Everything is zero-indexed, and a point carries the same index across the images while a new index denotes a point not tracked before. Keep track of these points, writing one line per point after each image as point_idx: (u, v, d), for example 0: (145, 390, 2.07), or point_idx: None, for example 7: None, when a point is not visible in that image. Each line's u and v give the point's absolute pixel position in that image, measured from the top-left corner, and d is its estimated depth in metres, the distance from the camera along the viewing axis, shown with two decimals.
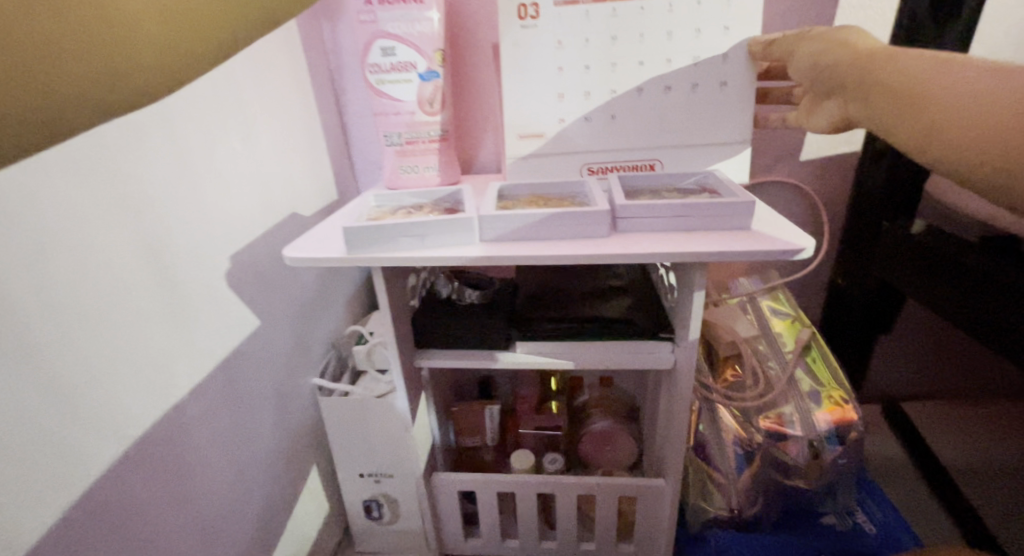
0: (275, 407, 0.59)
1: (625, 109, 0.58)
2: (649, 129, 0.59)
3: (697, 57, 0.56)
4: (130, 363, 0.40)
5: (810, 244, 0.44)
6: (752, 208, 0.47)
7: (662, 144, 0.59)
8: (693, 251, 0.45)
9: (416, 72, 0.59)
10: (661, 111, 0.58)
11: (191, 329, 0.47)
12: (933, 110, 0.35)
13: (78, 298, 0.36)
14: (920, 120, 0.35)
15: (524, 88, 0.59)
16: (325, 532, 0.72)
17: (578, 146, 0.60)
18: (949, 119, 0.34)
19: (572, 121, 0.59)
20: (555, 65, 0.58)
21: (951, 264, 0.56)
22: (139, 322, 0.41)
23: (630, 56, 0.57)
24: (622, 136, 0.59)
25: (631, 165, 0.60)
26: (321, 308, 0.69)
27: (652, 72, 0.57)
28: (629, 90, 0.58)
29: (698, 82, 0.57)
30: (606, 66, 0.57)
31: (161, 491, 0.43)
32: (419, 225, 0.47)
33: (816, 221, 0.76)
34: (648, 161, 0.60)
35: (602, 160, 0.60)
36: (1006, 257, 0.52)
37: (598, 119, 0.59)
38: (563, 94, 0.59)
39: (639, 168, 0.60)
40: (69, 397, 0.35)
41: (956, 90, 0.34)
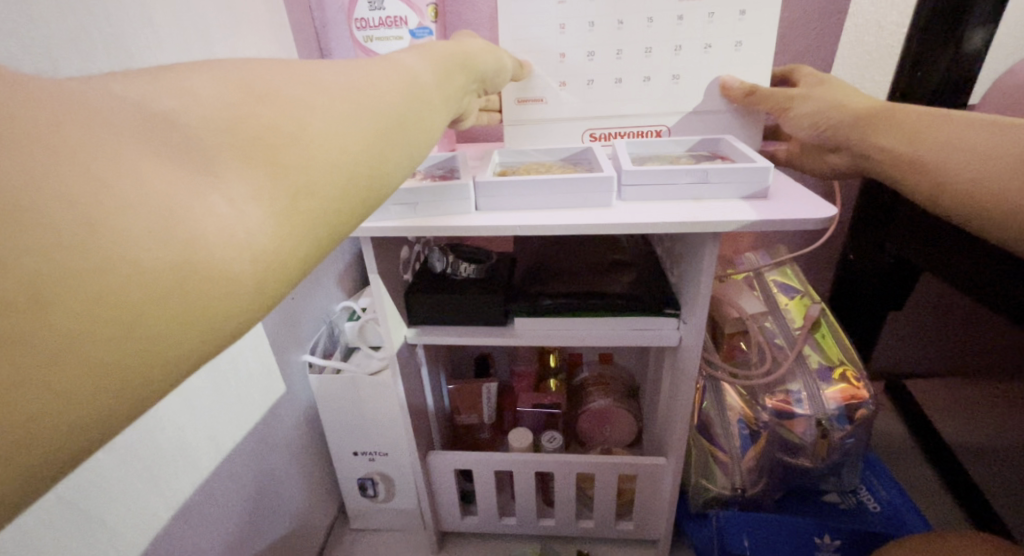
0: (265, 388, 0.56)
1: (632, 72, 0.54)
2: (658, 96, 0.55)
3: (710, 14, 0.52)
4: (203, 451, 0.47)
5: (831, 213, 0.41)
6: (768, 176, 0.44)
7: (671, 109, 0.55)
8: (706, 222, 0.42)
9: (407, 28, 0.55)
10: (671, 75, 0.54)
11: (248, 408, 0.53)
12: (937, 173, 0.35)
13: (173, 425, 0.43)
14: (926, 182, 0.36)
15: (523, 46, 0.54)
16: (319, 510, 0.71)
17: (581, 112, 0.56)
18: (953, 181, 0.34)
19: (575, 85, 0.55)
20: (557, 23, 0.53)
21: (974, 238, 0.53)
22: (214, 418, 0.48)
23: (639, 12, 0.52)
24: (629, 101, 0.55)
25: (640, 131, 0.56)
26: (312, 283, 0.66)
27: (662, 32, 0.53)
28: (637, 51, 0.53)
29: (711, 43, 0.53)
30: (612, 25, 0.53)
31: (143, 476, 0.41)
32: (410, 193, 0.44)
33: (828, 193, 0.73)
34: (655, 128, 0.56)
35: (606, 127, 0.57)
36: None
37: (604, 83, 0.55)
38: (566, 54, 0.54)
39: (645, 133, 0.56)
40: (150, 475, 0.41)
41: (951, 151, 0.35)
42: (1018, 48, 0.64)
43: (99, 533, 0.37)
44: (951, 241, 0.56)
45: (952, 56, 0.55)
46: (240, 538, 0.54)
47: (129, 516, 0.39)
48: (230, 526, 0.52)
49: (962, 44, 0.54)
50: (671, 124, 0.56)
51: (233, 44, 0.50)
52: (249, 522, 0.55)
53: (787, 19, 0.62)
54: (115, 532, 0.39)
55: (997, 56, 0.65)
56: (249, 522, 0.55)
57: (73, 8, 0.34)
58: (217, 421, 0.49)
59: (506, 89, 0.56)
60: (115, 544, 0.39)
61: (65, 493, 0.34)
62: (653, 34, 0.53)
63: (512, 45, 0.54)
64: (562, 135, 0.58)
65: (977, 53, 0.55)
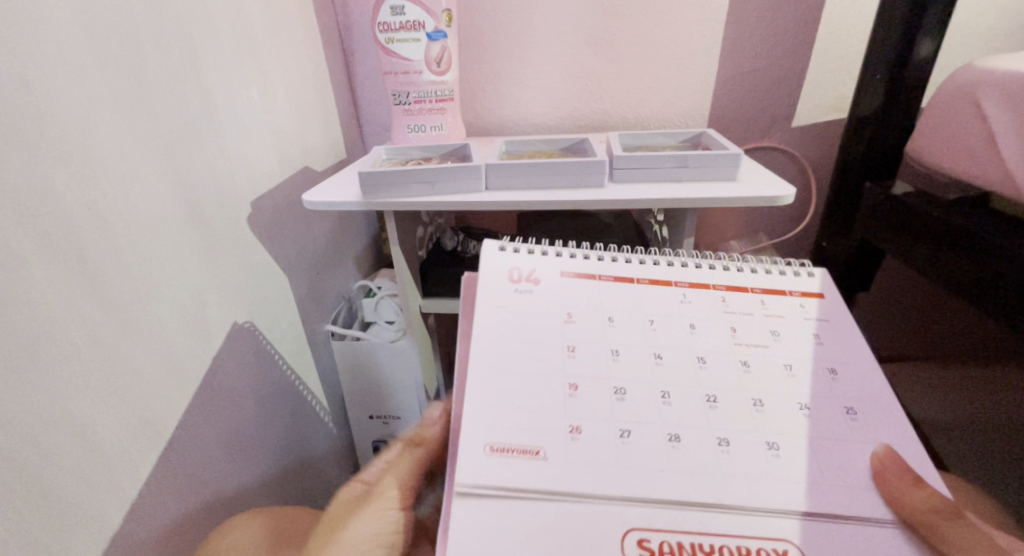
0: (294, 353, 0.63)
1: (707, 376, 0.33)
2: (760, 452, 0.30)
3: (805, 397, 0.32)
4: (247, 400, 0.54)
5: (790, 193, 0.48)
6: (738, 162, 0.51)
7: (812, 450, 0.30)
8: (777, 492, 0.29)
9: (425, 32, 0.61)
10: (767, 442, 0.30)
11: (278, 368, 0.60)
12: None
13: (222, 376, 0.50)
14: None
15: (516, 306, 0.35)
16: (339, 470, 0.78)
17: (614, 490, 0.28)
18: None
19: (592, 370, 0.33)
20: (519, 298, 0.36)
21: (941, 228, 0.56)
22: (253, 373, 0.55)
23: (678, 280, 0.38)
24: (691, 412, 0.31)
25: (525, 450, 0.30)
26: (335, 262, 0.73)
27: (714, 341, 0.34)
28: (686, 360, 0.33)
29: (835, 365, 0.34)
30: (603, 352, 0.33)
31: (204, 418, 0.47)
32: (429, 172, 0.51)
33: (805, 185, 0.80)
34: (774, 424, 0.31)
35: (751, 320, 0.35)
36: (992, 221, 0.53)
37: (621, 437, 0.30)
38: (621, 351, 0.33)
39: (527, 452, 0.30)
40: (209, 416, 0.48)
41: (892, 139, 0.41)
42: (1000, 44, 0.67)
43: (177, 459, 0.44)
44: (918, 231, 0.59)
45: (904, 63, 0.58)
46: (280, 483, 0.60)
47: (195, 451, 0.46)
48: (269, 471, 0.58)
49: (914, 51, 0.57)
50: (770, 471, 0.29)
51: (270, 45, 0.56)
52: (284, 471, 0.61)
53: (770, 24, 0.68)
54: (188, 463, 0.45)
55: (965, 55, 0.67)
56: (284, 471, 0.61)
57: (154, 15, 0.41)
58: (256, 375, 0.55)
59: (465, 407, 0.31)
60: (195, 478, 0.46)
61: (152, 428, 0.40)
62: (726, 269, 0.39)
63: (496, 255, 0.38)
64: (568, 472, 0.29)
65: (927, 60, 0.58)
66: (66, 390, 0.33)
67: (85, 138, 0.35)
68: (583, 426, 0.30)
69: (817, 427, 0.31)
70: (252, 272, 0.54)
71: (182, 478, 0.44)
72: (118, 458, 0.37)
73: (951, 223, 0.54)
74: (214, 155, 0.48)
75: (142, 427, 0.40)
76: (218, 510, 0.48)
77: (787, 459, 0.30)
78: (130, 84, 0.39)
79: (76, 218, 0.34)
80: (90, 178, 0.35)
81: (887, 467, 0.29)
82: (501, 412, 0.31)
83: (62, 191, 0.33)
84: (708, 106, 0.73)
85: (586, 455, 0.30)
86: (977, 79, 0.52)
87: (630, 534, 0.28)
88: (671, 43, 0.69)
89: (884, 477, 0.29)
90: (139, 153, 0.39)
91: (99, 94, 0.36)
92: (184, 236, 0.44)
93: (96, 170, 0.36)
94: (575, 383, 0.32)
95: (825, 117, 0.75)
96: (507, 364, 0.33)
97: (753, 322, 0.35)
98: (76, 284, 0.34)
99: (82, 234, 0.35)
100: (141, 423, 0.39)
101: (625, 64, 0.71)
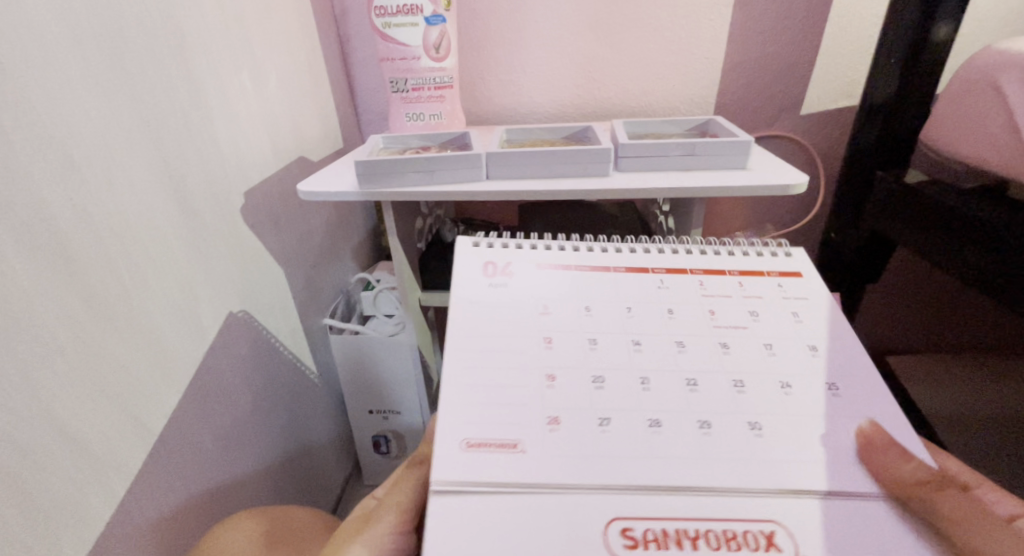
0: (290, 346, 0.62)
1: (685, 359, 0.31)
2: (743, 435, 0.28)
3: (788, 379, 0.31)
4: (241, 395, 0.52)
5: (802, 181, 0.47)
6: (748, 150, 0.49)
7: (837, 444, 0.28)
8: (805, 467, 0.27)
9: (423, 16, 0.59)
10: (750, 422, 0.29)
11: (273, 361, 0.58)
12: None
13: (213, 370, 0.48)
14: None
15: (489, 297, 0.34)
16: (339, 465, 0.77)
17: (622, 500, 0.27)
18: None
19: (569, 359, 0.31)
20: (494, 291, 0.35)
21: (955, 217, 0.54)
22: (247, 368, 0.53)
23: (654, 268, 0.37)
24: (668, 392, 0.30)
25: (502, 443, 0.27)
26: (331, 254, 0.71)
27: (690, 325, 0.33)
28: (665, 343, 0.32)
29: (816, 341, 0.33)
30: (580, 342, 0.32)
31: (193, 410, 0.45)
32: (428, 160, 0.49)
33: (814, 175, 0.78)
34: (761, 404, 0.29)
35: (729, 301, 0.35)
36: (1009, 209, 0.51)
37: (599, 425, 0.28)
38: (597, 339, 0.32)
39: (505, 445, 0.27)
40: (201, 410, 0.46)
41: None
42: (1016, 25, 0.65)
43: (167, 456, 0.42)
44: (932, 220, 0.57)
45: (919, 48, 0.55)
46: (277, 478, 0.59)
47: (186, 447, 0.44)
48: (265, 466, 0.57)
49: (930, 36, 0.54)
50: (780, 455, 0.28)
51: (261, 29, 0.54)
52: (280, 465, 0.60)
53: (779, 8, 0.66)
54: (179, 460, 0.43)
55: (981, 38, 0.65)
56: (281, 466, 0.60)
57: None
58: (250, 367, 0.54)
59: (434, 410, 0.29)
60: (187, 474, 0.44)
61: (138, 424, 0.39)
62: (705, 257, 0.38)
63: (471, 249, 0.38)
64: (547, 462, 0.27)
65: (943, 44, 0.55)
66: (49, 388, 0.32)
67: (65, 123, 0.33)
68: (563, 415, 0.29)
69: (828, 404, 0.30)
70: (244, 264, 0.52)
71: (172, 474, 0.43)
72: (103, 459, 0.36)
73: (963, 212, 0.53)
74: (204, 144, 0.46)
75: (129, 426, 0.38)
76: (208, 507, 0.47)
77: (771, 438, 0.28)
78: (111, 67, 0.37)
79: (54, 207, 0.33)
80: (73, 167, 0.34)
81: (872, 440, 0.28)
82: (472, 405, 0.29)
83: (39, 178, 0.32)
84: (714, 94, 0.71)
85: (565, 444, 0.28)
86: (996, 62, 0.50)
87: (614, 522, 0.25)
88: (677, 28, 0.67)
89: (869, 446, 0.28)
90: (121, 139, 0.38)
91: (77, 75, 0.34)
92: (170, 226, 0.42)
93: (77, 157, 0.34)
94: (552, 374, 0.30)
95: (835, 104, 0.73)
96: (482, 352, 0.31)
97: (730, 306, 0.34)
98: (53, 275, 0.32)
99: (61, 223, 0.33)
100: (128, 421, 0.38)
101: (629, 51, 0.69)
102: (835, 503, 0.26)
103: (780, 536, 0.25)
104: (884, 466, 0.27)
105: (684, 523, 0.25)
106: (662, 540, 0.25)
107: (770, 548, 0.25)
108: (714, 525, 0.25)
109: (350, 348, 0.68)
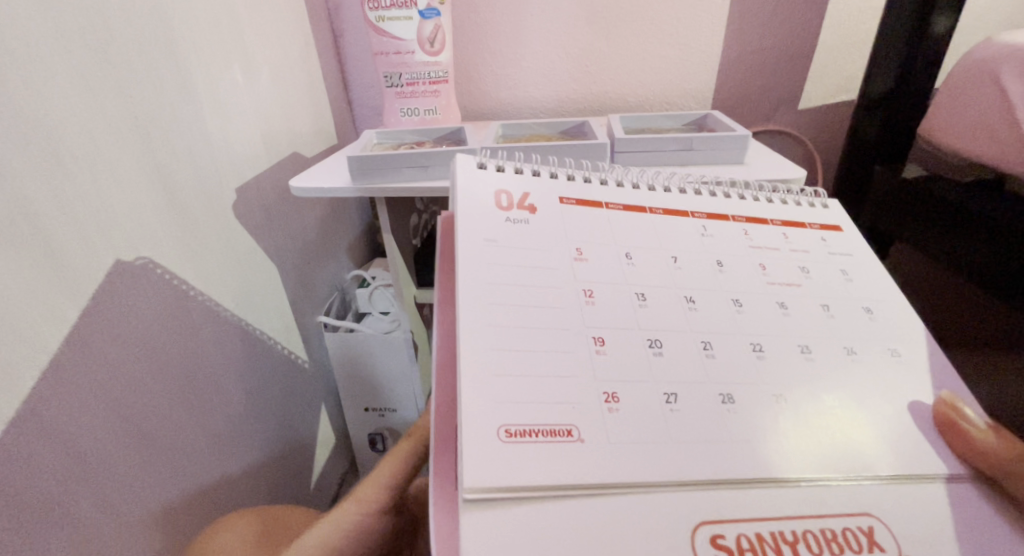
0: (284, 343, 0.61)
1: (745, 320, 0.29)
2: (819, 405, 0.27)
3: (853, 348, 0.29)
4: (233, 391, 0.52)
5: (800, 176, 0.46)
6: (746, 144, 0.49)
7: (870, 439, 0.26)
8: (839, 459, 0.25)
9: (417, 10, 0.58)
10: (824, 395, 0.27)
11: (265, 357, 0.57)
12: None
13: (203, 365, 0.47)
14: None
15: (509, 236, 0.29)
16: (334, 462, 0.76)
17: None
18: None
19: (616, 314, 0.28)
20: (512, 229, 0.30)
21: (955, 212, 0.54)
22: (239, 363, 0.53)
23: (694, 212, 0.35)
24: (736, 362, 0.27)
25: (555, 430, 0.23)
26: (325, 250, 0.70)
27: (745, 278, 0.31)
28: (721, 301, 0.30)
29: (870, 303, 0.32)
30: (627, 295, 0.29)
31: (183, 405, 0.44)
32: (422, 156, 0.48)
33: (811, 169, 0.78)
34: (825, 359, 0.28)
35: (776, 247, 0.34)
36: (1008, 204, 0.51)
37: (666, 404, 0.25)
38: (647, 292, 0.29)
39: (557, 433, 0.23)
40: (192, 406, 0.46)
41: None
42: (1012, 20, 0.64)
43: (157, 449, 0.41)
44: (931, 215, 0.57)
45: (918, 41, 0.55)
46: (270, 474, 0.58)
47: (177, 444, 0.44)
48: (257, 463, 0.56)
49: (929, 29, 0.54)
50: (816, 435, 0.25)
51: (252, 21, 0.53)
52: (273, 462, 0.59)
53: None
54: (169, 456, 0.43)
55: (978, 32, 0.65)
56: (273, 462, 0.59)
57: None
58: (241, 362, 0.53)
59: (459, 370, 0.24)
60: (178, 469, 0.44)
61: (125, 419, 0.38)
62: (743, 202, 0.37)
63: (479, 174, 0.32)
64: None
65: (940, 41, 0.55)
66: (33, 387, 0.32)
67: (50, 116, 0.33)
68: (619, 392, 0.25)
69: (870, 368, 0.29)
70: (237, 260, 0.52)
71: (162, 472, 0.42)
72: (88, 459, 0.35)
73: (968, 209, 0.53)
74: (194, 141, 0.45)
75: (115, 422, 0.37)
76: (198, 504, 0.46)
77: (846, 414, 0.27)
78: (96, 56, 0.36)
79: (36, 201, 0.32)
80: (57, 161, 0.33)
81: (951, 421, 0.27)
82: (498, 362, 0.24)
83: (24, 173, 0.31)
84: (712, 89, 0.71)
85: (626, 430, 0.24)
86: (995, 55, 0.50)
87: (702, 527, 0.22)
88: (674, 22, 0.66)
89: (961, 423, 0.26)
90: (107, 131, 0.37)
91: (64, 70, 0.34)
92: (159, 220, 0.41)
93: (62, 153, 0.33)
94: (601, 337, 0.26)
95: (833, 98, 0.72)
96: (510, 305, 0.26)
97: (778, 257, 0.33)
98: (40, 274, 0.32)
99: (44, 217, 0.32)
100: (113, 418, 0.37)
101: (625, 45, 0.68)
102: (958, 490, 0.25)
103: (880, 532, 0.23)
104: (980, 447, 0.26)
105: (783, 526, 0.23)
106: (758, 548, 0.23)
107: (873, 546, 0.23)
108: (812, 525, 0.23)
109: (345, 346, 0.67)
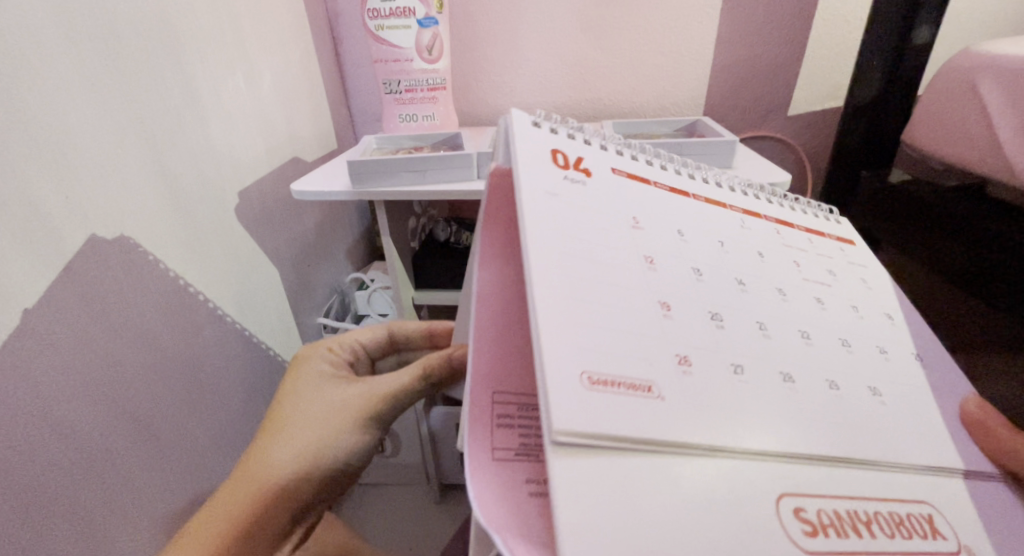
0: (283, 343, 0.62)
1: (791, 308, 0.28)
2: (868, 400, 0.26)
3: (885, 348, 0.29)
4: (233, 389, 0.52)
5: (785, 180, 0.48)
6: (733, 149, 0.50)
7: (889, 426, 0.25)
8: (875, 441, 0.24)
9: (416, 19, 0.59)
10: (870, 387, 0.26)
11: (264, 355, 0.58)
12: None
13: (205, 362, 0.48)
14: None
15: (570, 191, 0.26)
16: None
17: None
18: None
19: (679, 287, 0.25)
20: (574, 187, 0.26)
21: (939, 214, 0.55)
22: (240, 363, 0.54)
23: (731, 204, 0.33)
24: (790, 343, 0.26)
25: (635, 385, 0.20)
26: (324, 252, 0.71)
27: (786, 270, 0.30)
28: (769, 290, 0.28)
29: (891, 312, 0.32)
30: (687, 271, 0.26)
31: (184, 401, 0.45)
32: (420, 161, 0.50)
33: (801, 174, 0.79)
34: (860, 356, 0.28)
35: (805, 248, 0.34)
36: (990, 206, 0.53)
37: (734, 370, 0.23)
38: (703, 269, 0.27)
39: (637, 388, 0.20)
40: (193, 403, 0.46)
41: None
42: (994, 31, 0.66)
43: (158, 444, 0.42)
44: (918, 217, 0.58)
45: (902, 50, 0.56)
46: None
47: (178, 440, 0.44)
48: None
49: (912, 39, 0.55)
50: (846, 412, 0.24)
51: (254, 29, 0.55)
52: None
53: (766, 9, 0.67)
54: (171, 451, 0.44)
55: (960, 44, 0.67)
56: None
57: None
58: (241, 361, 0.54)
59: (534, 316, 0.20)
60: (179, 463, 0.44)
61: (129, 415, 0.39)
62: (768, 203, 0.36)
63: (534, 131, 0.28)
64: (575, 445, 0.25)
65: (923, 50, 0.57)
66: (44, 383, 0.33)
67: (61, 123, 0.34)
68: (693, 355, 0.23)
69: (899, 367, 0.29)
70: (238, 260, 0.53)
71: (164, 466, 0.43)
72: (93, 453, 0.36)
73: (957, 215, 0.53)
74: (197, 144, 0.47)
75: (120, 417, 0.38)
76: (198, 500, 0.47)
77: (889, 405, 0.26)
78: (106, 65, 0.38)
79: (48, 205, 0.33)
80: (67, 167, 0.34)
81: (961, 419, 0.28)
82: (575, 311, 0.21)
83: (36, 176, 0.32)
84: (702, 96, 0.72)
85: (704, 391, 0.22)
86: (975, 63, 0.51)
87: (785, 500, 0.21)
88: (665, 32, 0.68)
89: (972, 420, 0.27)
90: (115, 136, 0.38)
91: (73, 76, 0.35)
92: (163, 221, 0.43)
93: (73, 159, 0.35)
94: (667, 302, 0.24)
95: (821, 105, 0.74)
96: (580, 258, 0.23)
97: (811, 261, 0.33)
98: (52, 276, 0.33)
99: (56, 220, 0.34)
100: (118, 412, 0.38)
101: (618, 53, 0.70)
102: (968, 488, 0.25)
103: (939, 521, 0.23)
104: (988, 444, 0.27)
105: (858, 505, 0.22)
106: (839, 526, 0.21)
107: (936, 535, 0.23)
108: (881, 507, 0.22)
109: None
